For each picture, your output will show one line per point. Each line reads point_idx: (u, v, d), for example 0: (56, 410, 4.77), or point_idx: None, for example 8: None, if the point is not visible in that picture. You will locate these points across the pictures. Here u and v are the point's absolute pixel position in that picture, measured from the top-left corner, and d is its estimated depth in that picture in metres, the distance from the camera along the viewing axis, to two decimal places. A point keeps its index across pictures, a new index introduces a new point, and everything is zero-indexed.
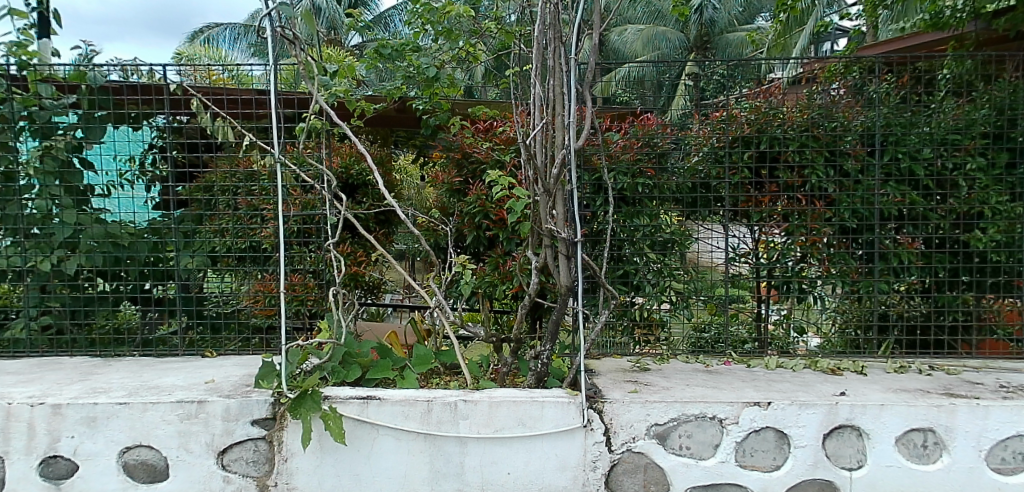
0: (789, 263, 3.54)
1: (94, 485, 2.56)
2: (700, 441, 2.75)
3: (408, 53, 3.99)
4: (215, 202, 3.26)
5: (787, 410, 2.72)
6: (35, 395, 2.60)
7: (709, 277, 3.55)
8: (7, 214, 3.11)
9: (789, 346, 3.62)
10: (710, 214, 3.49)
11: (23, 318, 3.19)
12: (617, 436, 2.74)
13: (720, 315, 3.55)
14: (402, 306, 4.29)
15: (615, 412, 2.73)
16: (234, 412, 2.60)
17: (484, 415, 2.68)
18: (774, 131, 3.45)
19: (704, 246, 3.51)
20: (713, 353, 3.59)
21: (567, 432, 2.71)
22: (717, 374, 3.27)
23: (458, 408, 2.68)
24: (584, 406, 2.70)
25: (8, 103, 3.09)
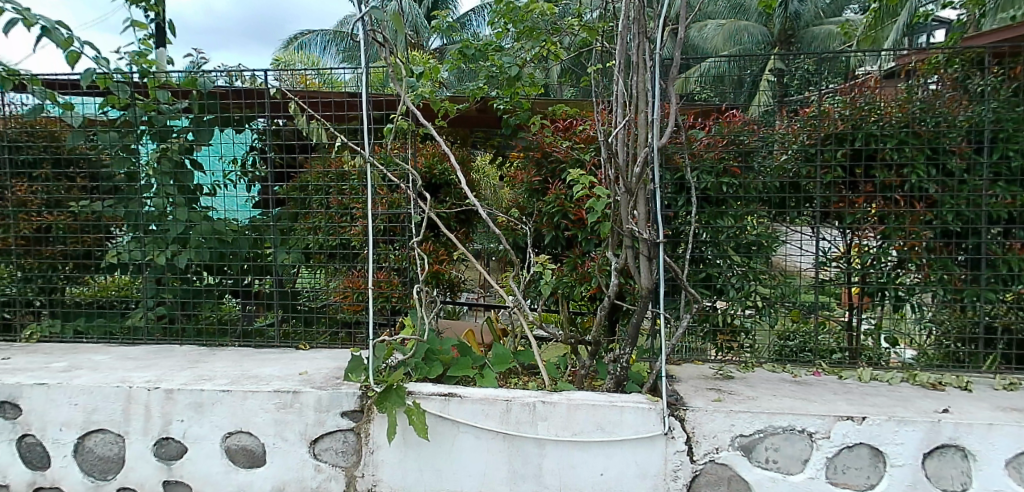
0: (884, 268, 3.30)
1: (200, 468, 2.69)
2: (789, 456, 2.61)
3: (490, 54, 4.03)
4: (310, 202, 3.40)
5: (883, 426, 2.53)
6: (151, 380, 2.76)
7: (795, 282, 3.38)
8: (131, 212, 3.34)
9: (881, 358, 3.39)
10: (798, 216, 3.35)
11: (142, 308, 3.42)
12: (699, 446, 2.65)
13: (805, 322, 3.38)
14: (478, 305, 4.42)
15: (698, 420, 2.65)
16: (326, 403, 2.71)
17: (563, 417, 2.66)
18: (869, 127, 3.23)
19: (791, 250, 3.37)
20: (800, 361, 3.44)
21: (647, 439, 2.64)
22: (806, 385, 3.11)
23: (537, 409, 2.67)
24: (665, 413, 2.63)
25: (131, 109, 3.32)
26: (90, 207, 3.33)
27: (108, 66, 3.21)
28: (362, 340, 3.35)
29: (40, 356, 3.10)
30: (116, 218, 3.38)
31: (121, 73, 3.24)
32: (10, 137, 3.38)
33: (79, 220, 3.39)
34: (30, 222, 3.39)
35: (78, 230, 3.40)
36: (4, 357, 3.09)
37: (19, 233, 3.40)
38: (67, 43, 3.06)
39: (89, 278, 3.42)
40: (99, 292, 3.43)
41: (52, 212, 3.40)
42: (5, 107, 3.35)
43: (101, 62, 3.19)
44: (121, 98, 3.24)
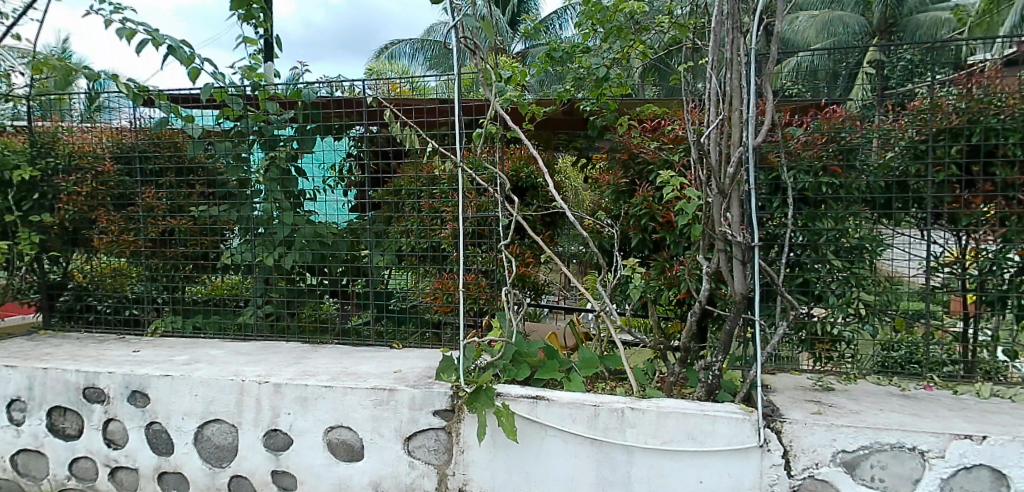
0: (1005, 275, 3.01)
1: (304, 459, 2.83)
2: (897, 475, 2.42)
3: (579, 56, 4.02)
4: (403, 206, 3.49)
5: (1007, 446, 2.30)
6: (261, 374, 2.93)
7: (902, 289, 3.13)
8: (242, 216, 3.57)
9: (998, 372, 3.13)
10: (906, 218, 3.09)
11: (251, 307, 3.64)
12: (798, 460, 2.51)
13: (911, 332, 3.15)
14: (558, 307, 4.28)
15: (796, 433, 2.52)
16: (419, 401, 2.77)
17: (653, 425, 2.59)
18: (989, 121, 2.94)
19: (898, 255, 3.12)
20: (906, 374, 3.21)
21: (742, 450, 2.53)
22: (916, 399, 2.89)
23: (626, 416, 2.62)
24: (760, 424, 2.51)
25: (244, 120, 3.55)
26: (207, 212, 3.58)
27: (224, 81, 3.45)
28: (451, 340, 3.42)
29: (165, 350, 3.37)
30: (229, 222, 3.62)
31: (235, 86, 3.47)
32: (140, 148, 3.68)
33: (198, 223, 3.65)
34: (156, 225, 3.68)
35: (196, 233, 3.65)
36: (134, 350, 3.37)
37: (148, 235, 3.69)
38: (189, 60, 3.31)
39: (206, 278, 3.70)
40: (213, 291, 3.70)
41: (174, 216, 3.65)
42: (137, 122, 3.65)
43: (218, 77, 3.42)
44: (236, 110, 3.47)
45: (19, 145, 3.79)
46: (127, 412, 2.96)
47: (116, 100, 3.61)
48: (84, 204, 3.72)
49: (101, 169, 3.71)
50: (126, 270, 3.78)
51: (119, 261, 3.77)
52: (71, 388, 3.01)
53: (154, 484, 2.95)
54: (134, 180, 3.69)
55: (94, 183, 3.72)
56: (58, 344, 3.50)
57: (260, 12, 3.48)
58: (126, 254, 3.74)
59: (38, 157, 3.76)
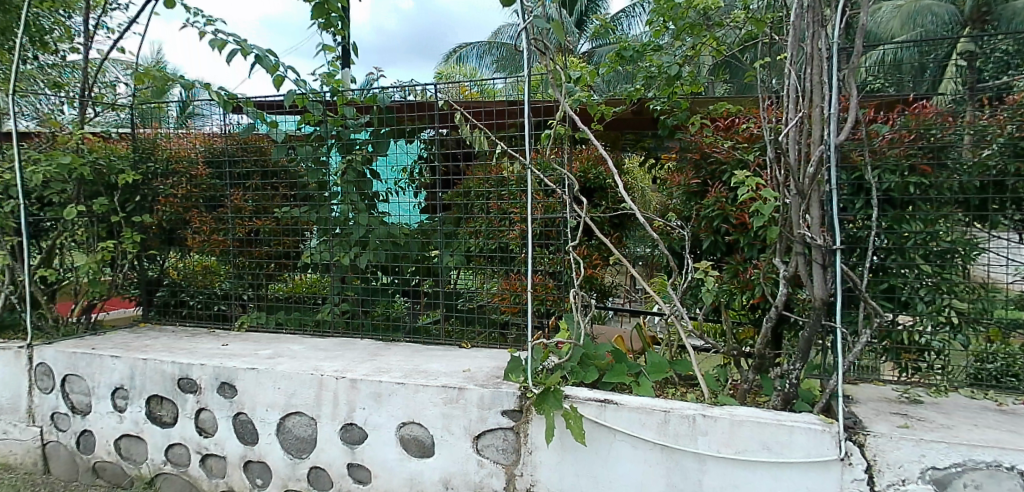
0: None
1: (378, 454, 2.91)
2: None
3: (649, 54, 3.94)
4: (472, 207, 3.52)
5: None
6: (338, 369, 3.04)
7: (997, 297, 2.92)
8: (321, 217, 3.72)
9: None
10: (1003, 221, 2.86)
11: (329, 304, 3.79)
12: (882, 476, 2.37)
13: (1008, 344, 2.92)
14: (624, 310, 4.21)
15: (880, 447, 2.38)
16: (488, 401, 2.80)
17: (725, 433, 2.51)
18: None
19: (993, 261, 2.90)
20: (1003, 388, 2.99)
21: (820, 463, 2.41)
22: (1016, 415, 2.68)
23: (697, 423, 2.55)
24: (842, 437, 2.39)
25: (324, 125, 3.67)
26: (290, 213, 3.73)
27: (305, 88, 3.56)
28: (516, 340, 3.44)
29: (251, 344, 3.55)
30: (309, 222, 3.76)
31: (315, 93, 3.58)
32: (230, 153, 3.89)
33: (280, 223, 3.80)
34: (243, 226, 3.86)
35: (279, 234, 3.81)
36: (223, 344, 3.57)
37: (235, 235, 3.88)
38: (274, 68, 3.47)
39: (287, 276, 3.87)
40: (293, 289, 3.87)
41: (259, 218, 3.84)
42: (228, 126, 3.84)
43: (300, 84, 3.57)
44: (316, 114, 3.59)
45: (123, 151, 3.96)
46: (216, 403, 3.13)
47: (207, 106, 3.84)
48: (180, 205, 3.99)
49: (195, 173, 3.97)
50: (216, 268, 3.98)
51: (210, 260, 3.99)
52: (167, 378, 3.21)
53: (240, 472, 3.11)
54: (224, 183, 3.91)
55: (188, 186, 3.98)
56: (156, 337, 3.74)
57: (339, 20, 3.62)
58: (216, 253, 3.95)
59: (140, 162, 4.02)
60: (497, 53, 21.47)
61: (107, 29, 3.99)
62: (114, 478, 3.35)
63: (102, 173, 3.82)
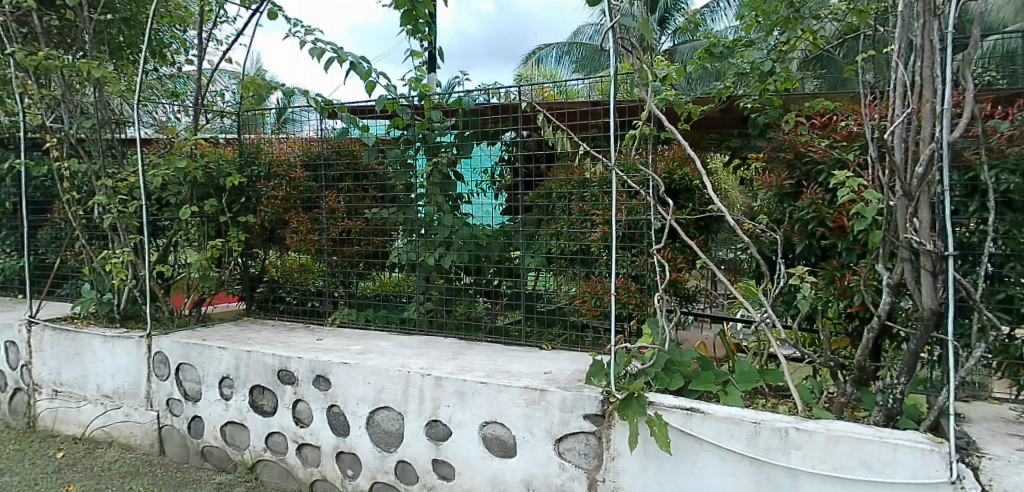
0: None
1: (461, 451, 2.95)
2: None
3: (740, 50, 3.79)
4: (553, 208, 3.50)
5: None
6: (424, 367, 3.12)
7: None
8: (408, 218, 3.83)
9: None
10: None
11: (414, 303, 3.90)
12: None
13: None
14: (705, 315, 4.14)
15: (998, 472, 2.20)
16: (570, 403, 2.77)
17: (821, 448, 2.38)
18: None
19: None
20: None
21: (928, 486, 2.23)
22: None
23: (790, 437, 2.42)
24: (953, 458, 2.20)
25: (411, 129, 3.79)
26: (379, 214, 3.86)
27: (396, 93, 3.69)
28: (594, 344, 3.40)
29: (342, 339, 3.70)
30: (396, 223, 3.89)
31: (405, 97, 3.71)
32: (325, 156, 4.07)
33: (370, 224, 3.94)
34: (337, 226, 4.03)
35: (369, 234, 3.95)
36: (318, 338, 3.74)
37: (329, 235, 4.05)
38: (367, 75, 3.61)
39: (376, 274, 3.99)
40: (380, 287, 3.99)
41: (351, 219, 4.00)
42: (323, 132, 4.03)
43: (390, 89, 3.69)
44: (405, 119, 3.70)
45: (231, 156, 4.29)
46: (312, 394, 3.29)
47: (302, 113, 4.06)
48: (280, 206, 4.23)
49: (292, 176, 4.20)
50: (310, 266, 4.19)
51: (305, 258, 4.19)
52: (268, 370, 3.40)
53: (333, 462, 3.25)
54: (319, 184, 4.09)
55: (287, 188, 4.20)
56: (258, 330, 3.97)
57: (426, 26, 3.71)
58: (311, 252, 4.15)
59: (245, 166, 4.32)
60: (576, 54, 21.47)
61: (216, 41, 4.28)
62: (221, 462, 3.59)
63: (212, 176, 4.13)
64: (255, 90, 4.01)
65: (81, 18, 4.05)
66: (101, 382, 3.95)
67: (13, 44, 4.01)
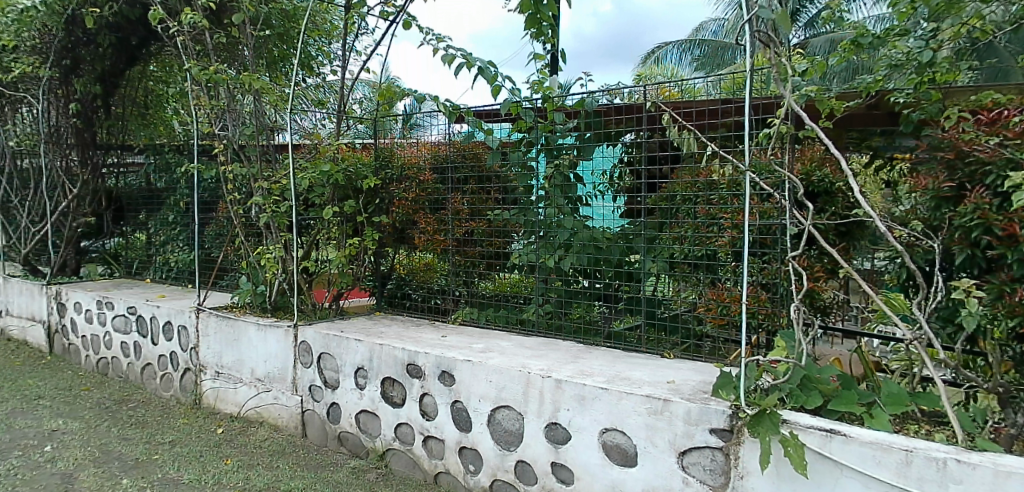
0: None
1: (581, 456, 2.92)
2: None
3: (894, 39, 3.41)
4: (677, 212, 3.37)
5: None
6: (544, 369, 3.12)
7: None
8: (528, 220, 3.87)
9: None
10: None
11: (533, 304, 3.93)
12: None
13: None
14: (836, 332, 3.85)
15: None
16: (695, 416, 2.63)
17: (987, 485, 2.08)
18: None
19: None
20: None
21: None
22: None
23: (948, 469, 2.15)
24: None
25: (533, 131, 3.82)
26: (501, 215, 3.94)
27: (519, 96, 3.75)
28: (712, 354, 3.30)
29: (465, 337, 3.81)
30: (516, 225, 3.93)
31: (528, 100, 3.76)
32: (452, 159, 4.19)
33: (492, 225, 4.02)
34: (461, 227, 4.15)
35: (491, 235, 4.03)
36: (442, 335, 3.87)
37: (454, 235, 4.19)
38: (493, 79, 3.69)
39: (495, 275, 4.08)
40: (498, 288, 4.08)
41: (474, 220, 4.10)
42: (450, 136, 4.17)
43: (514, 93, 3.75)
44: (528, 122, 3.77)
45: (367, 159, 4.55)
46: (437, 389, 3.41)
47: (427, 118, 4.22)
48: (411, 208, 4.40)
49: (422, 178, 4.35)
50: (434, 265, 4.37)
51: (430, 257, 4.36)
52: (398, 363, 3.57)
53: (456, 456, 3.36)
54: (446, 187, 4.22)
55: (417, 190, 4.36)
56: (387, 325, 4.19)
57: (549, 28, 3.73)
58: (436, 252, 4.30)
59: (380, 169, 4.53)
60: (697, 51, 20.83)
61: (357, 52, 4.56)
62: (354, 447, 3.83)
63: (351, 178, 4.41)
64: (390, 97, 4.40)
65: (243, 35, 4.49)
66: (254, 366, 4.35)
67: (190, 59, 4.52)
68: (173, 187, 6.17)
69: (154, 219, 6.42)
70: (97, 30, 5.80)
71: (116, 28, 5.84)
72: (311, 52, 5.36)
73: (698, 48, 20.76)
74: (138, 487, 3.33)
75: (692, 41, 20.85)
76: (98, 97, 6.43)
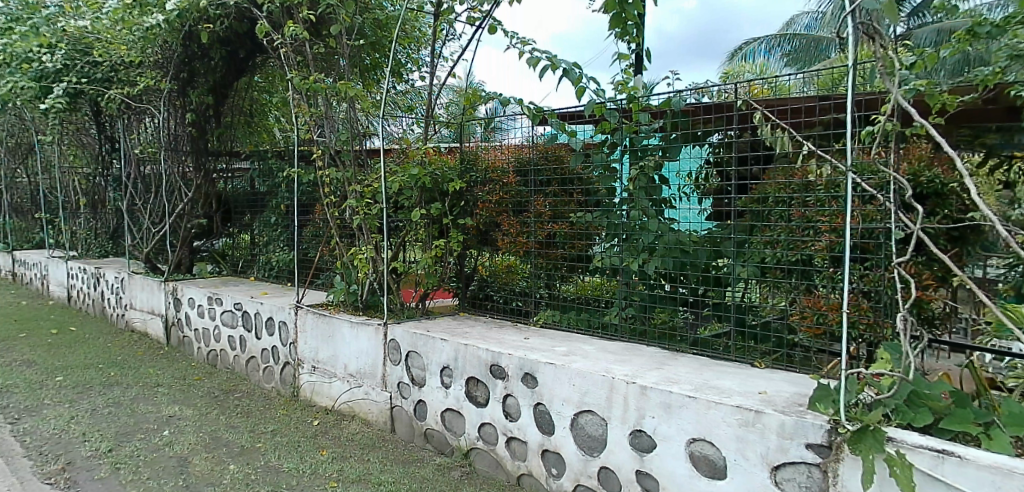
0: None
1: (667, 466, 2.85)
2: None
3: (1015, 28, 3.00)
4: (769, 214, 3.22)
5: None
6: (629, 374, 3.07)
7: None
8: (611, 222, 3.83)
9: None
10: None
11: (616, 308, 3.88)
12: None
13: None
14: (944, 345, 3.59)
15: None
16: (790, 429, 2.49)
17: None
18: None
19: None
20: None
21: None
22: None
23: None
24: None
25: (618, 133, 3.76)
26: (583, 218, 3.91)
27: (604, 96, 3.72)
28: (802, 362, 3.15)
29: (547, 340, 3.82)
30: (598, 227, 3.89)
31: (613, 101, 3.72)
32: (535, 162, 4.20)
33: (574, 228, 3.99)
34: (544, 229, 4.15)
35: (573, 237, 4.00)
36: (524, 337, 3.90)
37: (537, 238, 4.19)
38: (578, 80, 3.69)
39: (576, 278, 4.05)
40: (578, 291, 4.06)
41: (556, 222, 4.08)
42: (533, 138, 4.18)
43: (599, 93, 3.73)
44: (612, 122, 3.72)
45: (452, 162, 4.62)
46: (520, 390, 3.43)
47: (510, 122, 4.27)
48: (494, 210, 4.46)
49: (506, 181, 4.39)
50: (516, 267, 4.41)
51: (512, 259, 4.41)
52: (482, 363, 3.62)
53: (539, 459, 3.36)
54: (529, 189, 4.24)
55: (501, 192, 4.41)
56: (471, 325, 4.26)
57: (633, 27, 3.74)
58: (518, 254, 4.34)
59: (465, 172, 4.62)
60: (789, 46, 19.94)
61: (444, 58, 4.72)
62: (439, 445, 3.92)
63: (438, 182, 4.50)
64: (475, 101, 4.45)
65: (340, 45, 4.72)
66: (347, 362, 4.54)
67: (292, 70, 4.80)
68: (274, 191, 6.56)
69: (258, 221, 6.85)
70: (210, 44, 6.27)
71: (226, 42, 6.30)
72: (401, 60, 5.55)
73: (789, 42, 19.86)
74: (244, 473, 3.55)
75: (783, 36, 19.99)
76: (210, 107, 6.95)
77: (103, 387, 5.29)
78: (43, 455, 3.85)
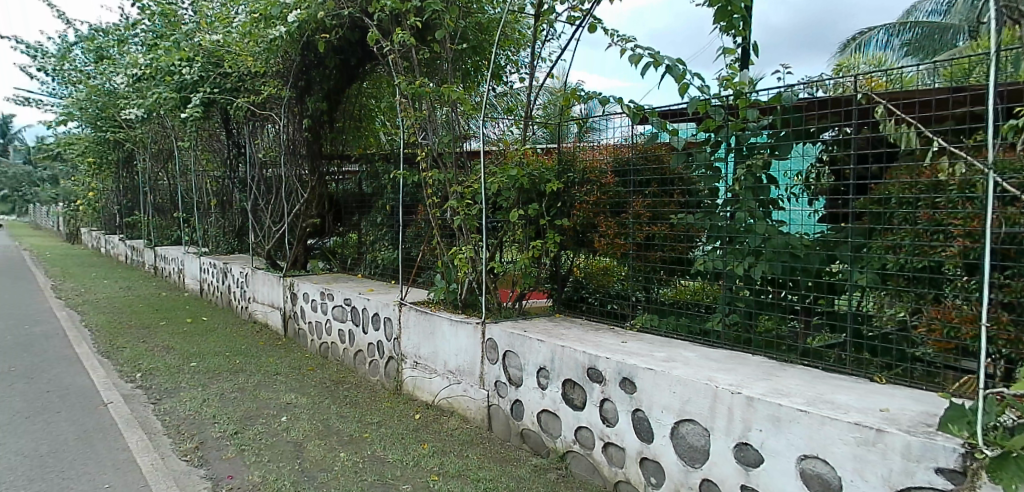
0: None
1: (775, 482, 2.70)
2: None
3: None
4: (892, 216, 3.01)
5: None
6: (734, 384, 2.94)
7: None
8: (715, 224, 3.69)
9: None
10: None
11: (719, 313, 3.75)
12: None
13: None
14: None
15: None
16: (917, 451, 2.26)
17: None
18: None
19: None
20: None
21: None
22: None
23: None
24: None
25: (723, 130, 3.61)
26: (684, 219, 3.80)
27: (708, 93, 3.60)
28: (925, 377, 2.89)
29: (646, 345, 3.73)
30: (700, 229, 3.77)
31: (717, 98, 3.59)
32: (634, 163, 4.11)
33: (675, 230, 3.89)
34: (642, 231, 4.05)
35: (673, 240, 3.90)
36: (622, 341, 3.84)
37: (635, 239, 4.10)
38: (681, 77, 3.57)
39: (675, 282, 3.95)
40: (677, 294, 3.95)
41: (655, 223, 3.98)
42: (632, 137, 4.10)
43: (703, 90, 3.62)
44: (717, 120, 3.61)
45: (551, 163, 4.68)
46: (618, 396, 3.38)
47: (607, 122, 4.24)
48: (591, 211, 4.41)
49: (603, 182, 4.33)
50: (612, 269, 4.36)
51: (608, 260, 4.35)
52: (579, 366, 3.60)
53: (637, 466, 3.30)
54: (628, 190, 4.16)
55: (598, 193, 4.36)
56: (568, 327, 4.26)
57: (740, 20, 3.52)
58: (615, 256, 4.27)
59: (562, 173, 4.60)
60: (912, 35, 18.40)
61: (543, 59, 4.71)
62: (536, 445, 3.94)
63: (535, 182, 4.56)
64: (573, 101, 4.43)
65: (445, 50, 4.88)
66: (447, 359, 4.66)
67: (400, 75, 5.01)
68: (380, 192, 6.86)
69: (365, 221, 7.20)
70: (326, 53, 6.67)
71: (339, 51, 6.70)
72: (501, 63, 5.64)
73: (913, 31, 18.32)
74: (352, 461, 3.73)
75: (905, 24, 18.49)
76: (324, 113, 7.39)
77: (230, 373, 5.76)
78: (180, 434, 4.24)
